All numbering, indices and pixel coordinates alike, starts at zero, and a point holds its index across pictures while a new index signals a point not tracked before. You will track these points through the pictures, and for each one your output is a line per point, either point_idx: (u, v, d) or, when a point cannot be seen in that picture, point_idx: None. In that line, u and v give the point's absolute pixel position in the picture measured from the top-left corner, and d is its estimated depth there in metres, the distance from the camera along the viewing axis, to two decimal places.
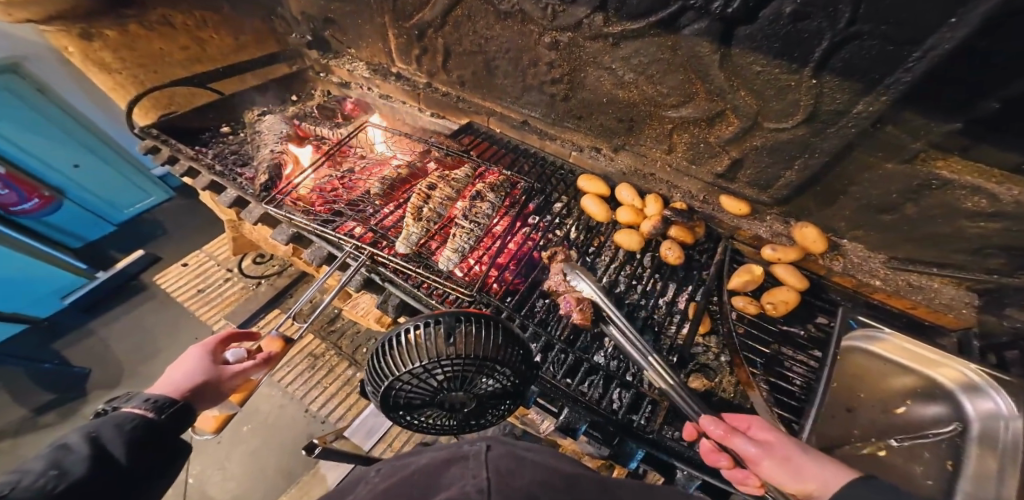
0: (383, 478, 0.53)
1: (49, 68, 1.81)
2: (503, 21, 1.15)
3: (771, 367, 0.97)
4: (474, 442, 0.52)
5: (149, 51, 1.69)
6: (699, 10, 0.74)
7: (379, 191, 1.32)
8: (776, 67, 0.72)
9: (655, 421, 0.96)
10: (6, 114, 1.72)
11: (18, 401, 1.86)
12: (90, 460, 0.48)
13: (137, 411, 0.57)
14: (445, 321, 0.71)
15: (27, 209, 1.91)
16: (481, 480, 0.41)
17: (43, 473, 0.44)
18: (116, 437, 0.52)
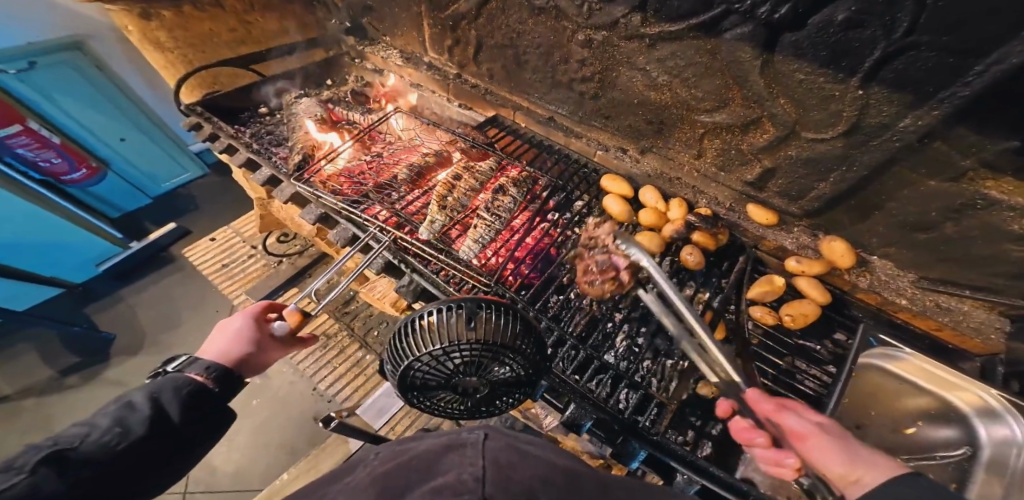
0: (382, 462, 0.51)
1: (109, 47, 1.98)
2: (536, 16, 1.15)
3: (782, 379, 0.96)
4: (471, 430, 0.51)
5: (199, 32, 1.74)
6: (744, 15, 0.73)
7: (406, 177, 1.34)
8: (820, 76, 0.71)
9: (661, 424, 0.96)
10: (70, 90, 1.88)
11: (47, 362, 1.95)
12: (148, 420, 0.59)
13: (198, 378, 0.67)
14: (467, 307, 0.72)
15: (76, 179, 2.06)
16: (477, 469, 0.41)
17: (108, 430, 0.56)
18: (173, 400, 0.63)
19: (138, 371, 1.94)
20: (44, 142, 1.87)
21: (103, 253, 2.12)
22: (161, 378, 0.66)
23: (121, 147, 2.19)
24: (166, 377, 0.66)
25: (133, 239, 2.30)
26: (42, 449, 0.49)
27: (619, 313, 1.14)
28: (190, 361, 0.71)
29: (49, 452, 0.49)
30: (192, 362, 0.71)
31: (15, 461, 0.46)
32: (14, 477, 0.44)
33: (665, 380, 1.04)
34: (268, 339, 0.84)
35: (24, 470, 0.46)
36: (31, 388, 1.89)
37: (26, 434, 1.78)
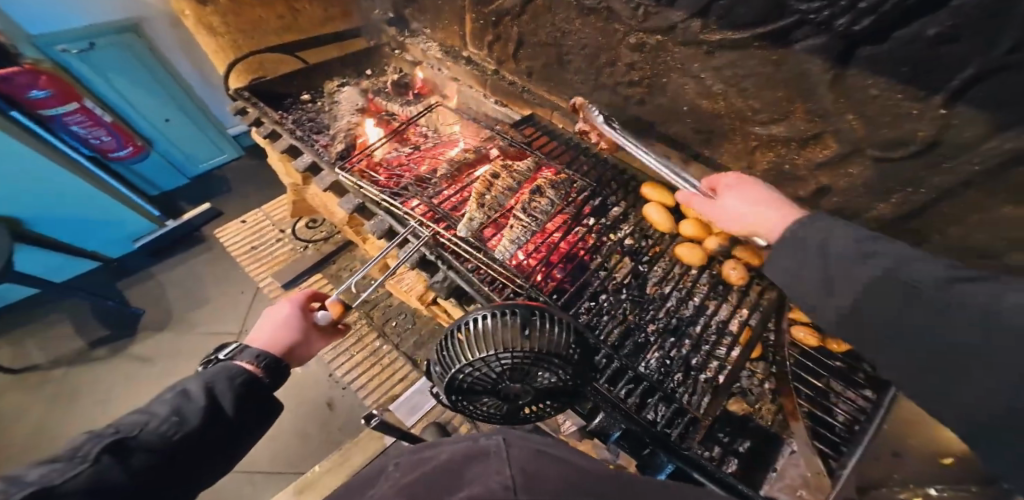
0: (413, 473, 0.50)
1: (162, 30, 2.10)
2: (585, 16, 1.13)
3: (817, 400, 1.05)
4: (490, 434, 0.50)
5: (251, 18, 1.80)
6: (819, 26, 0.70)
7: (446, 173, 1.37)
8: (898, 93, 0.68)
9: (694, 439, 0.95)
10: (123, 70, 2.04)
11: (80, 332, 2.05)
12: (202, 410, 0.64)
13: (249, 368, 0.74)
14: (520, 314, 0.71)
15: (122, 156, 2.18)
16: (505, 477, 0.39)
17: (166, 419, 0.60)
18: (226, 390, 0.68)
19: (165, 346, 2.01)
20: (96, 121, 1.97)
21: (140, 229, 2.24)
22: (216, 366, 0.71)
23: (165, 127, 2.34)
24: (221, 365, 0.72)
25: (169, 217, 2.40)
26: (104, 438, 0.54)
27: (654, 324, 1.12)
28: (242, 348, 0.78)
29: (109, 441, 0.54)
30: (244, 349, 0.77)
31: (79, 450, 0.51)
32: (79, 466, 0.49)
33: (700, 395, 1.02)
34: (312, 327, 0.90)
35: (88, 458, 0.50)
36: (63, 357, 1.98)
37: (60, 399, 1.87)
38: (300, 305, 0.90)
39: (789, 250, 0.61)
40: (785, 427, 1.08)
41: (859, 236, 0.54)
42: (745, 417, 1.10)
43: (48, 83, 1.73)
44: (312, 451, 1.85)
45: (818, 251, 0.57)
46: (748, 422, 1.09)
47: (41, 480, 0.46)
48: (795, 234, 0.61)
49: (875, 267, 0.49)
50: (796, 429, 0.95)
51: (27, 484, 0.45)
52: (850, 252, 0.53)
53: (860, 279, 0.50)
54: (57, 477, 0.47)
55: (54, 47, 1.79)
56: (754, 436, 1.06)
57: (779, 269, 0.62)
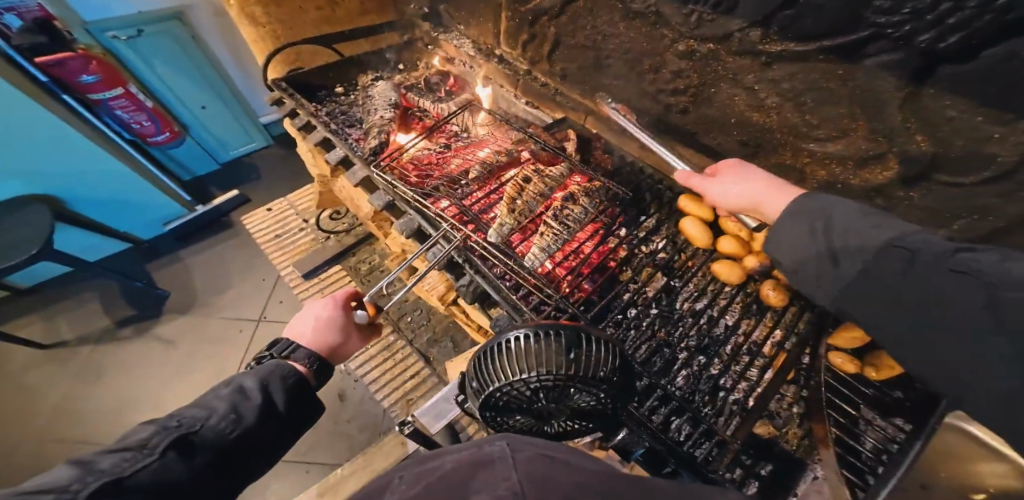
0: (409, 484, 0.42)
1: (202, 17, 2.13)
2: (630, 20, 1.10)
3: (845, 428, 1.00)
4: (491, 439, 0.44)
5: (291, 9, 1.81)
6: (898, 41, 0.66)
7: (477, 175, 1.36)
8: (979, 115, 0.63)
9: (720, 462, 0.89)
10: (165, 55, 2.09)
11: (108, 311, 2.10)
12: (258, 409, 0.64)
13: (302, 369, 0.75)
14: (566, 336, 0.68)
15: (160, 141, 2.26)
16: (512, 484, 0.34)
17: (225, 416, 0.61)
18: (279, 389, 0.69)
19: (188, 329, 2.04)
20: (139, 105, 2.05)
21: (171, 213, 2.30)
22: (268, 364, 0.72)
23: (202, 114, 2.39)
24: (274, 363, 0.73)
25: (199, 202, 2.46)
26: (171, 431, 0.55)
27: (687, 343, 1.08)
28: (293, 347, 0.79)
29: (176, 435, 0.54)
30: (295, 348, 0.79)
31: (149, 441, 0.52)
32: (147, 459, 0.50)
33: (727, 418, 0.97)
34: (351, 328, 0.88)
35: (155, 451, 0.51)
36: (90, 335, 2.03)
37: (86, 376, 1.91)
38: (342, 303, 0.89)
39: (794, 227, 0.66)
40: (811, 452, 1.05)
41: (859, 211, 0.60)
42: (771, 440, 1.01)
43: (98, 68, 1.84)
44: (322, 442, 1.85)
45: (822, 227, 0.63)
46: (774, 446, 1.00)
47: (114, 470, 0.47)
48: (801, 208, 0.67)
49: (882, 236, 0.55)
50: (824, 456, 0.90)
51: (102, 473, 0.46)
52: (855, 224, 0.59)
53: (866, 247, 0.56)
54: (127, 468, 0.48)
55: (106, 33, 1.86)
56: (780, 460, 0.97)
57: (781, 245, 0.68)
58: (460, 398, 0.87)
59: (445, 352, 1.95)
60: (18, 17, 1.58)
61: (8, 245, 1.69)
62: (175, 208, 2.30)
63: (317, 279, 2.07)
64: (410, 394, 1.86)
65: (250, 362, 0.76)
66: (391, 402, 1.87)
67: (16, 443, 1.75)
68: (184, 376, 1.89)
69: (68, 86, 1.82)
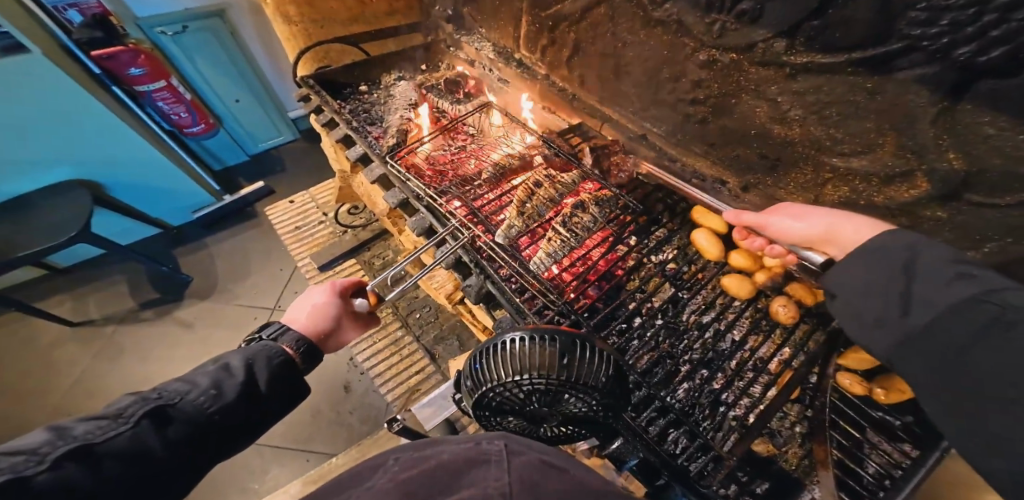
0: (401, 469, 0.42)
1: (241, 15, 2.22)
2: (652, 28, 1.09)
3: (848, 450, 0.96)
4: (489, 437, 0.44)
5: (322, 8, 1.86)
6: (933, 54, 0.63)
7: (490, 177, 1.37)
8: (1020, 133, 0.60)
9: (714, 478, 0.86)
10: (205, 51, 2.19)
11: (134, 293, 2.19)
12: (239, 387, 0.66)
13: (288, 351, 0.76)
14: (562, 342, 0.68)
15: (195, 131, 2.35)
16: (503, 485, 0.36)
17: (206, 391, 0.63)
18: (262, 369, 0.71)
19: (205, 314, 2.11)
20: (178, 97, 2.14)
21: (200, 201, 2.40)
22: (258, 345, 0.75)
23: (234, 107, 2.49)
24: (262, 344, 0.75)
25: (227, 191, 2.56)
26: (149, 402, 0.57)
27: (689, 356, 1.05)
28: (282, 330, 0.80)
29: (153, 406, 0.57)
30: (284, 331, 0.80)
31: (125, 410, 0.55)
32: (120, 428, 0.53)
33: (725, 433, 0.95)
34: (347, 315, 0.93)
35: (130, 421, 0.54)
36: (115, 315, 2.12)
37: (109, 354, 2.00)
38: (341, 291, 0.94)
39: (869, 266, 0.62)
40: (809, 473, 0.99)
41: (950, 258, 0.56)
42: (769, 458, 1.01)
43: (145, 62, 1.93)
44: (323, 431, 1.87)
45: (902, 268, 0.59)
46: (771, 464, 1.00)
47: (85, 436, 0.50)
48: (879, 252, 0.62)
49: (963, 289, 0.52)
50: (823, 478, 0.87)
51: (73, 439, 0.49)
52: (936, 274, 0.56)
53: (944, 300, 0.53)
54: (98, 435, 0.51)
55: (155, 29, 1.96)
56: (777, 480, 0.98)
57: (843, 279, 0.65)
58: (457, 396, 0.87)
59: (451, 351, 1.95)
60: (80, 13, 1.77)
61: (55, 225, 1.79)
62: (202, 196, 2.39)
63: (332, 271, 2.12)
64: (415, 389, 1.88)
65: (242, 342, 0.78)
66: (395, 395, 1.89)
67: (41, 414, 1.84)
68: (199, 358, 1.96)
69: (117, 78, 1.92)
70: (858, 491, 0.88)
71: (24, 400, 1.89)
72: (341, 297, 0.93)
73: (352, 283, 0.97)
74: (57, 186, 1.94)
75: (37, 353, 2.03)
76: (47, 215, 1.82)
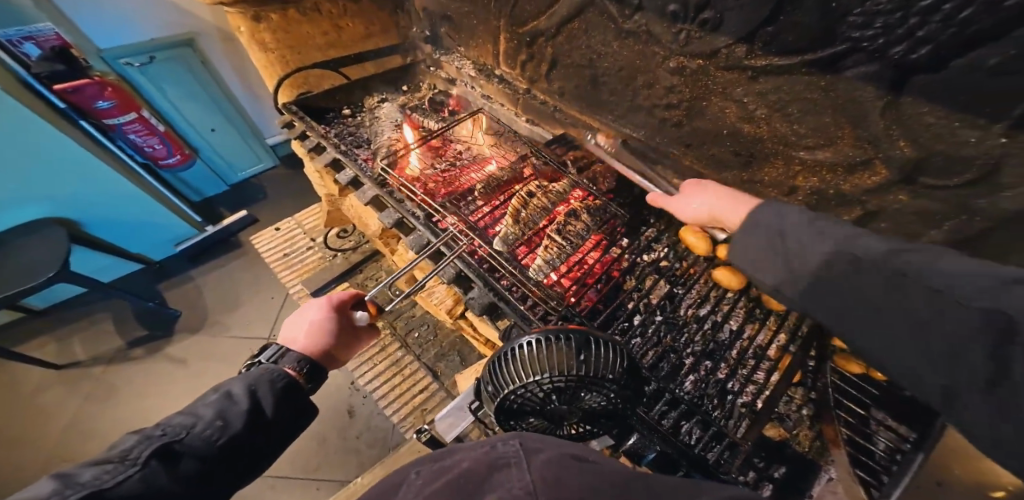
0: (425, 482, 0.45)
1: (211, 44, 2.23)
2: (624, 39, 1.14)
3: (856, 426, 1.02)
4: (504, 438, 0.48)
5: (299, 35, 1.89)
6: (873, 54, 0.71)
7: (482, 191, 1.40)
8: (956, 121, 0.67)
9: (732, 464, 0.91)
10: (175, 81, 2.19)
11: (120, 332, 2.14)
12: (245, 415, 0.67)
13: (290, 373, 0.78)
14: (576, 339, 0.71)
15: (172, 163, 2.34)
16: (526, 484, 0.38)
17: (211, 423, 0.64)
18: (266, 394, 0.72)
19: (198, 348, 2.07)
20: (151, 129, 2.14)
21: (182, 234, 2.37)
22: (258, 370, 0.75)
23: (211, 137, 2.49)
24: (263, 369, 0.76)
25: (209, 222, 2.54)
26: (154, 440, 0.58)
27: (692, 347, 1.09)
28: (281, 353, 0.81)
29: (159, 445, 0.58)
30: (284, 354, 0.81)
31: (130, 452, 0.56)
32: (129, 470, 0.53)
33: (737, 420, 0.99)
34: (348, 329, 0.94)
35: (138, 462, 0.55)
36: (103, 355, 2.07)
37: (97, 397, 1.94)
38: (337, 305, 0.94)
39: (757, 237, 0.67)
40: (822, 453, 1.06)
41: (807, 217, 0.63)
42: (781, 443, 1.07)
43: (113, 94, 1.92)
44: (333, 458, 1.85)
45: (777, 235, 0.64)
46: (785, 448, 1.06)
47: (94, 483, 0.51)
48: (757, 220, 0.68)
49: (828, 244, 0.58)
50: (836, 456, 0.93)
51: (82, 486, 0.50)
52: (804, 232, 0.61)
53: (815, 255, 0.58)
54: (107, 480, 0.51)
55: (119, 61, 1.97)
56: (791, 462, 1.04)
57: (743, 257, 0.69)
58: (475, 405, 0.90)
59: (454, 366, 1.95)
60: (37, 46, 1.70)
61: (31, 266, 1.75)
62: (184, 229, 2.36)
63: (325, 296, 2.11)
64: (420, 409, 1.87)
65: (242, 368, 0.79)
66: (402, 416, 1.88)
67: (28, 464, 1.77)
68: (195, 393, 1.92)
69: (85, 112, 1.91)
70: (873, 468, 0.94)
71: (8, 451, 1.81)
72: (337, 312, 0.93)
73: (350, 294, 0.98)
74: (30, 224, 1.90)
75: (19, 401, 1.96)
76: (25, 256, 1.78)
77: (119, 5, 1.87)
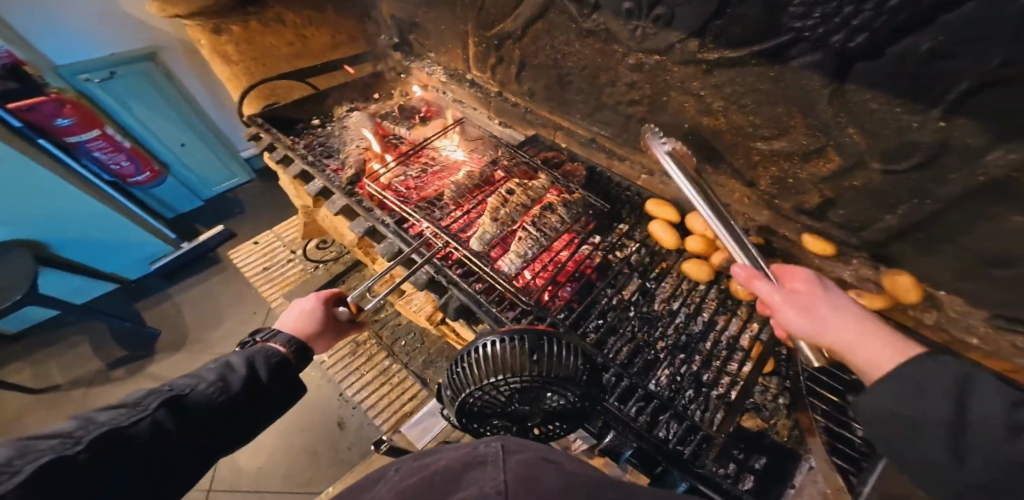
0: (402, 478, 0.45)
1: (176, 57, 2.22)
2: (585, 38, 1.15)
3: (832, 414, 1.01)
4: (487, 440, 0.47)
5: (263, 46, 1.89)
6: (815, 43, 0.72)
7: (452, 197, 1.39)
8: (897, 106, 0.68)
9: (707, 456, 0.90)
10: (141, 98, 2.18)
11: (99, 353, 2.11)
12: (244, 379, 0.67)
13: (282, 349, 0.75)
14: (529, 339, 0.70)
15: (140, 181, 2.31)
16: (498, 483, 0.38)
17: (213, 383, 0.64)
18: (263, 364, 0.71)
19: (179, 366, 2.04)
20: (117, 146, 2.11)
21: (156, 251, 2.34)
22: (252, 347, 0.74)
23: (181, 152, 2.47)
24: (259, 346, 0.74)
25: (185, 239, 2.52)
26: (163, 393, 0.59)
27: (663, 341, 1.09)
28: (274, 332, 0.79)
29: (168, 397, 0.59)
30: (276, 333, 0.79)
31: (143, 400, 0.57)
32: (140, 414, 0.55)
33: (712, 412, 0.98)
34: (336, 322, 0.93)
35: (148, 408, 0.56)
36: (82, 378, 2.03)
37: None
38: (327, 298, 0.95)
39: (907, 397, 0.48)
40: (802, 442, 1.03)
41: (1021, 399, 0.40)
42: (760, 433, 1.06)
43: (72, 111, 1.88)
44: (323, 470, 1.83)
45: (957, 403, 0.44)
46: (764, 438, 1.04)
47: (112, 421, 0.53)
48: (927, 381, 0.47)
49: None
50: (813, 445, 0.91)
51: (101, 424, 0.52)
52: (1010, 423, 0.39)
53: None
54: (124, 420, 0.53)
55: (78, 77, 1.95)
56: (770, 451, 1.01)
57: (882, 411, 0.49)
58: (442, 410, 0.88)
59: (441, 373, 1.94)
60: None
61: None
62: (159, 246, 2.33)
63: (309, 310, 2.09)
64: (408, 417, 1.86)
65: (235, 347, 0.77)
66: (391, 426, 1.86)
67: None
68: None
69: (44, 131, 1.85)
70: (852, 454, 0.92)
71: None
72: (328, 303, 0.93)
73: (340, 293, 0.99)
74: None
75: None
76: None
77: (73, 20, 1.86)
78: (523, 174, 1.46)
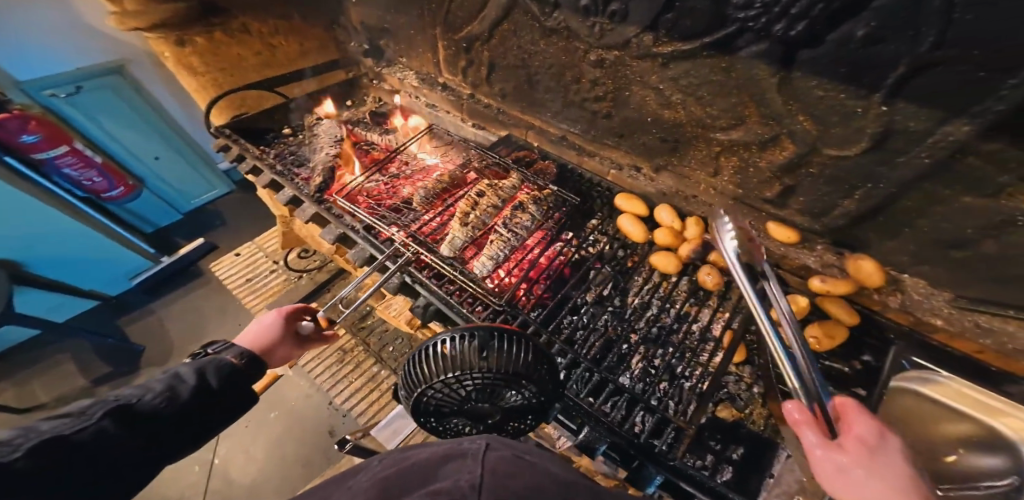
0: (383, 468, 0.44)
1: (145, 69, 2.23)
2: (548, 37, 1.15)
3: None
4: (473, 436, 0.46)
5: (229, 56, 1.90)
6: (760, 32, 0.72)
7: (423, 200, 1.39)
8: (840, 93, 0.69)
9: (678, 448, 0.89)
10: (111, 110, 2.18)
11: (82, 370, 2.09)
12: (194, 388, 0.65)
13: (234, 360, 0.73)
14: (480, 336, 0.70)
15: (115, 196, 2.29)
16: (475, 476, 0.36)
17: (160, 393, 0.61)
18: (215, 374, 0.69)
19: None
20: (87, 161, 2.07)
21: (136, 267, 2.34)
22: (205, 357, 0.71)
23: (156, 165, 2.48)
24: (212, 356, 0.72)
25: (163, 253, 2.51)
26: (108, 402, 0.56)
27: (635, 334, 1.09)
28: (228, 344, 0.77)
29: (113, 406, 0.55)
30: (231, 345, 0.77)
31: (87, 409, 0.53)
32: (86, 422, 0.51)
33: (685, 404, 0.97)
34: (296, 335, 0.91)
35: (93, 417, 0.52)
36: (65, 396, 2.02)
37: None
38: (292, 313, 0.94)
39: None
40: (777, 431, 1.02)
41: None
42: (735, 422, 1.05)
43: (38, 127, 1.82)
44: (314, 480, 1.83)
45: None
46: (740, 428, 1.04)
47: (54, 429, 0.49)
48: None
49: None
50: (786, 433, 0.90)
51: (44, 431, 0.48)
52: None
53: None
54: (68, 428, 0.50)
55: (42, 92, 1.93)
56: (747, 442, 1.01)
57: None
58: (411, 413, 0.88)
59: None
60: None
61: None
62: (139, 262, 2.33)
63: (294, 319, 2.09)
64: None
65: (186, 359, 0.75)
66: None
67: None
68: None
69: (11, 148, 1.80)
70: None
71: None
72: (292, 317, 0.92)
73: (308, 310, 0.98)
74: None
75: None
76: None
77: (34, 34, 1.84)
78: (495, 174, 1.46)
